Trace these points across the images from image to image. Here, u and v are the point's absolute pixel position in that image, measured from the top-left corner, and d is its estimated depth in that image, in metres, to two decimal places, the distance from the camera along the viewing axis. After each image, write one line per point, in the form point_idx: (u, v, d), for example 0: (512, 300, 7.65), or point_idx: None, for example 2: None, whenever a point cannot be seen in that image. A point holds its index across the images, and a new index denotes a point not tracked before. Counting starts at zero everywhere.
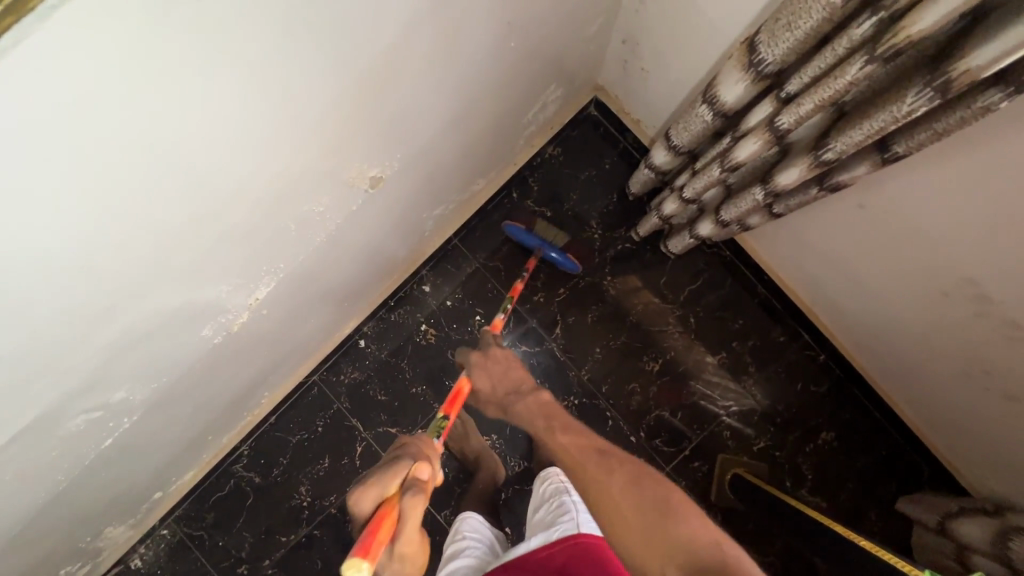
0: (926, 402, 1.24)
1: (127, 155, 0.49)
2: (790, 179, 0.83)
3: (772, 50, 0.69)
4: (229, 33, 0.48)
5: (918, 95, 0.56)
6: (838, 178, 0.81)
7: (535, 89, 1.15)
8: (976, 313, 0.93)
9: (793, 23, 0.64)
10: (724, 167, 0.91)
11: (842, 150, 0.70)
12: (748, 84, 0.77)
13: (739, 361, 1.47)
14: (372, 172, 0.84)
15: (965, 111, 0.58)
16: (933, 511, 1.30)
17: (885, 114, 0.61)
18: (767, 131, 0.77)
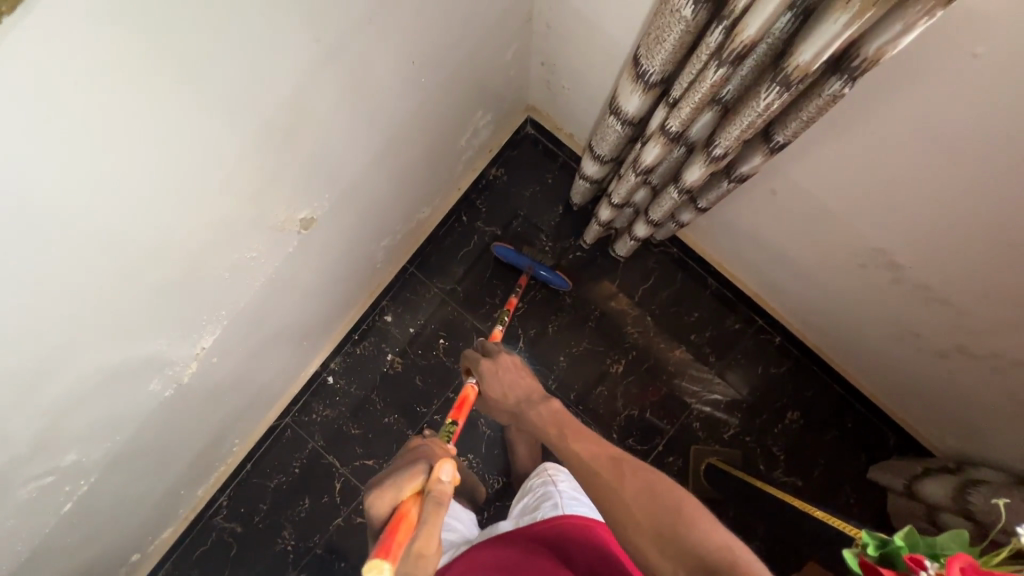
0: (875, 370, 1.28)
1: (45, 227, 0.53)
2: (696, 176, 0.88)
3: (650, 62, 0.75)
4: (131, 107, 0.52)
5: (771, 90, 0.62)
6: (739, 171, 0.86)
7: (463, 116, 1.20)
8: (893, 280, 0.99)
9: (661, 37, 0.70)
10: (638, 171, 0.97)
11: (729, 145, 0.76)
12: (641, 94, 0.83)
13: (699, 353, 1.51)
14: (301, 215, 0.87)
15: (818, 100, 0.63)
16: (900, 474, 1.34)
17: (750, 110, 0.67)
18: (664, 135, 0.83)
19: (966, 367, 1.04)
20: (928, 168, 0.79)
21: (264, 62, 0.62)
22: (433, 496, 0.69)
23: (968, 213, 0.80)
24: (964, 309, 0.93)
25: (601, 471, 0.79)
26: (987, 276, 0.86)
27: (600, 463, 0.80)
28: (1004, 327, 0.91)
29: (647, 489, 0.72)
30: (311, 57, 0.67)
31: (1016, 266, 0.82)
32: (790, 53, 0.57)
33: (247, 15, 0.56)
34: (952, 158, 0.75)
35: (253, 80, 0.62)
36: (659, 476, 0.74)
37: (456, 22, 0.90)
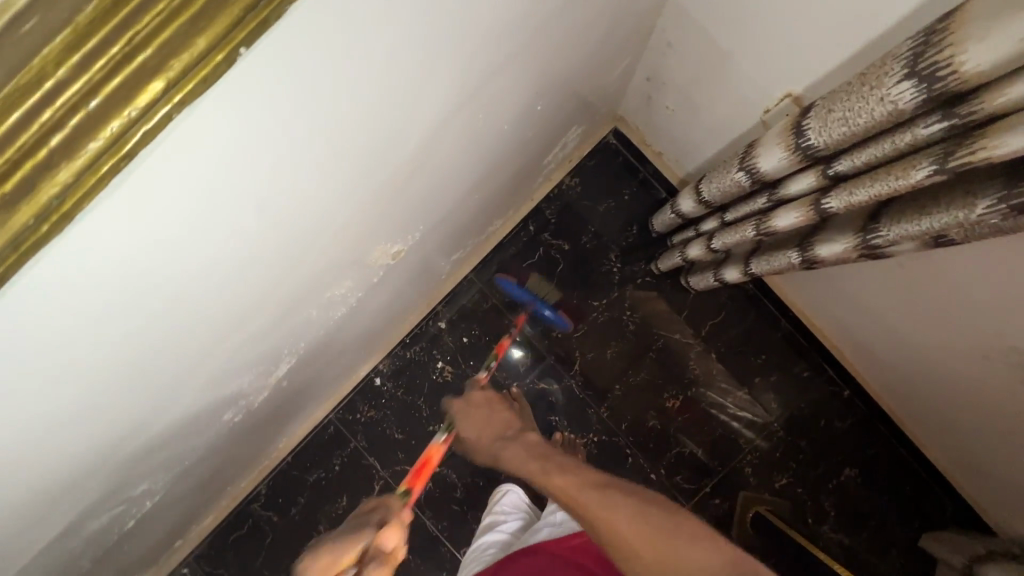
0: (957, 449, 1.21)
1: (165, 304, 0.47)
2: (832, 252, 0.79)
3: (822, 137, 0.66)
4: (271, 179, 0.45)
5: (990, 206, 0.52)
6: (884, 254, 0.77)
7: (557, 132, 1.10)
8: (1019, 379, 0.90)
9: (849, 117, 0.60)
10: (761, 230, 0.88)
11: (895, 238, 0.67)
12: (790, 160, 0.74)
13: (761, 397, 1.45)
14: (395, 249, 0.80)
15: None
16: (959, 551, 1.29)
17: (948, 216, 0.57)
18: (812, 207, 0.73)
19: None
20: None
21: (406, 109, 0.53)
22: None
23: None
24: None
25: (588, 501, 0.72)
26: None
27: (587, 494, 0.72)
28: None
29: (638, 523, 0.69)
30: (448, 100, 0.57)
31: None
32: None
33: (396, 63, 0.46)
34: None
35: (388, 133, 0.54)
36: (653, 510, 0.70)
37: (584, 47, 0.80)
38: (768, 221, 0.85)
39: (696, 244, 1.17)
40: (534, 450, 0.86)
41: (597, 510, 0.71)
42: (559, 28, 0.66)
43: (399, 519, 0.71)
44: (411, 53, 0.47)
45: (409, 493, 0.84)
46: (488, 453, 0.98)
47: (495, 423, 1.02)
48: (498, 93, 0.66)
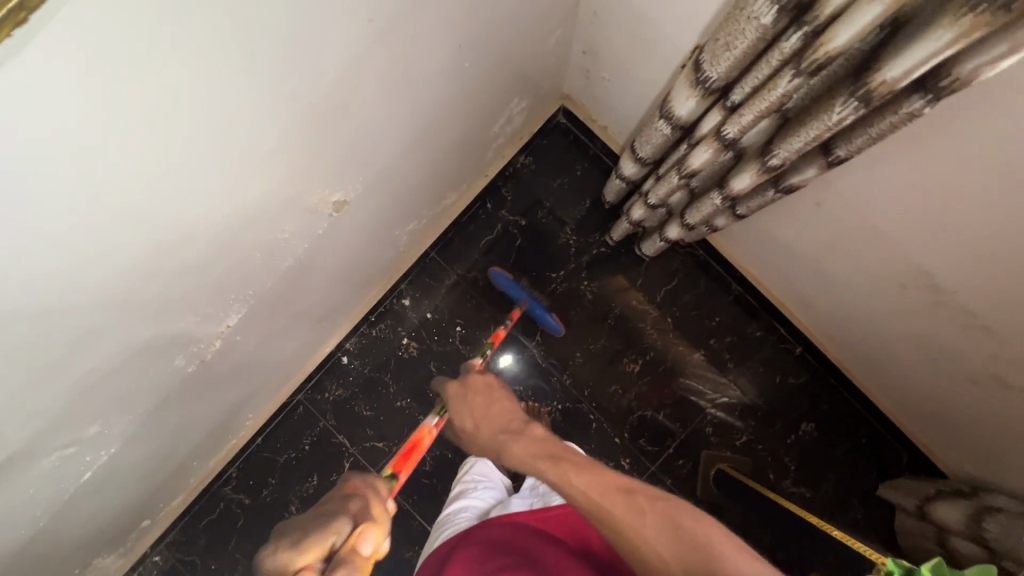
0: (897, 389, 1.27)
1: (96, 205, 0.51)
2: (743, 185, 0.85)
3: (715, 69, 0.72)
4: (190, 86, 0.50)
5: (846, 103, 0.59)
6: (790, 183, 0.84)
7: (500, 102, 1.16)
8: (933, 302, 0.96)
9: (730, 45, 0.67)
10: (682, 174, 0.93)
11: (786, 157, 0.73)
12: (696, 100, 0.80)
13: (717, 358, 1.50)
14: (335, 198, 0.86)
15: (893, 116, 0.60)
16: (912, 494, 1.33)
17: (819, 123, 0.64)
18: (716, 139, 0.79)
19: (996, 397, 1.02)
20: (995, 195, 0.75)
21: (321, 36, 0.59)
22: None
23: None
24: (1009, 343, 0.91)
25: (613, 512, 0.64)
26: None
27: (613, 503, 0.64)
28: None
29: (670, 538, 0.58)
30: (363, 33, 0.64)
31: None
32: (876, 65, 0.54)
33: None
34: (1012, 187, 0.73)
35: (304, 59, 0.59)
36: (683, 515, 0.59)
37: (506, 5, 0.86)
38: (686, 163, 0.91)
39: (636, 205, 1.23)
40: (538, 445, 0.85)
41: (619, 515, 0.63)
42: None
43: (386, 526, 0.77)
44: None
45: (394, 478, 0.94)
46: (487, 444, 0.97)
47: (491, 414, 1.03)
48: (417, 37, 0.73)
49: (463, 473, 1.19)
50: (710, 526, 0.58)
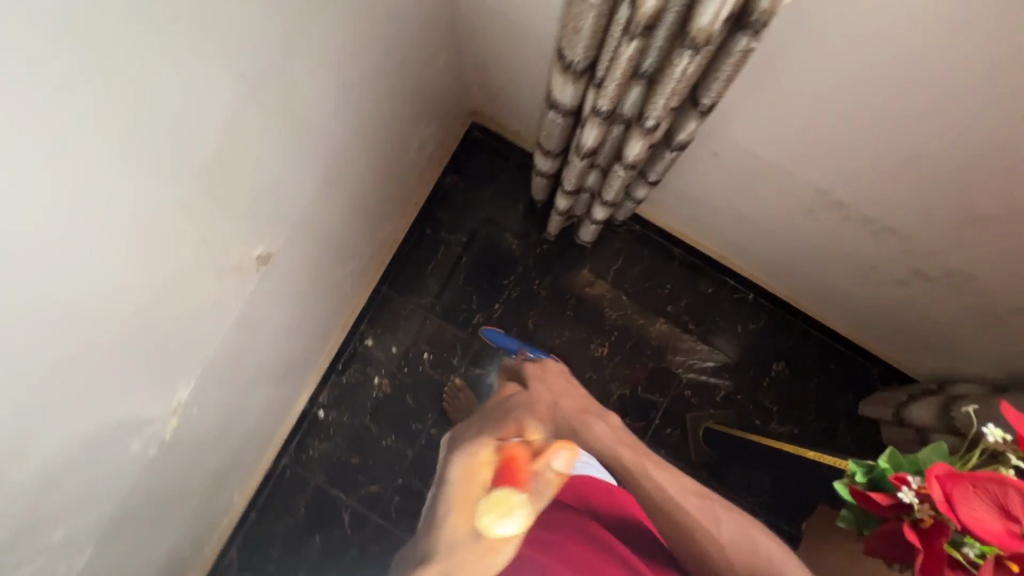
0: (844, 309, 1.33)
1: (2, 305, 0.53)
2: (637, 152, 0.91)
3: (574, 53, 0.78)
4: (72, 176, 0.54)
5: (684, 56, 0.65)
6: (678, 140, 0.89)
7: (407, 129, 1.21)
8: (839, 219, 1.02)
9: (578, 29, 0.73)
10: (583, 155, 0.99)
11: (660, 116, 0.79)
12: (572, 85, 0.86)
13: (678, 323, 1.54)
14: (256, 252, 0.88)
15: (732, 58, 0.67)
16: (888, 404, 1.38)
17: (672, 79, 0.70)
18: (598, 116, 0.85)
19: (923, 291, 1.08)
20: (851, 107, 0.81)
21: (192, 101, 0.63)
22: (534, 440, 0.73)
23: (900, 148, 0.82)
24: (914, 239, 0.96)
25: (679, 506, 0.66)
26: (919, 205, 0.90)
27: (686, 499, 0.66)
28: (950, 252, 0.94)
29: (723, 527, 0.63)
30: (234, 91, 0.67)
31: (938, 195, 0.86)
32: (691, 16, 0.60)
33: (158, 57, 0.56)
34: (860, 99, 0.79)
35: (180, 125, 0.63)
36: (718, 504, 0.66)
37: (378, 39, 0.91)
38: (582, 145, 0.96)
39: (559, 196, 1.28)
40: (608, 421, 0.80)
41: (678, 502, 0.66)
42: (329, 18, 0.77)
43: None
44: (172, 50, 0.57)
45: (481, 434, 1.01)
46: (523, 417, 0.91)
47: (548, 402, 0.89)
48: (292, 83, 0.77)
49: None
50: (739, 516, 0.65)
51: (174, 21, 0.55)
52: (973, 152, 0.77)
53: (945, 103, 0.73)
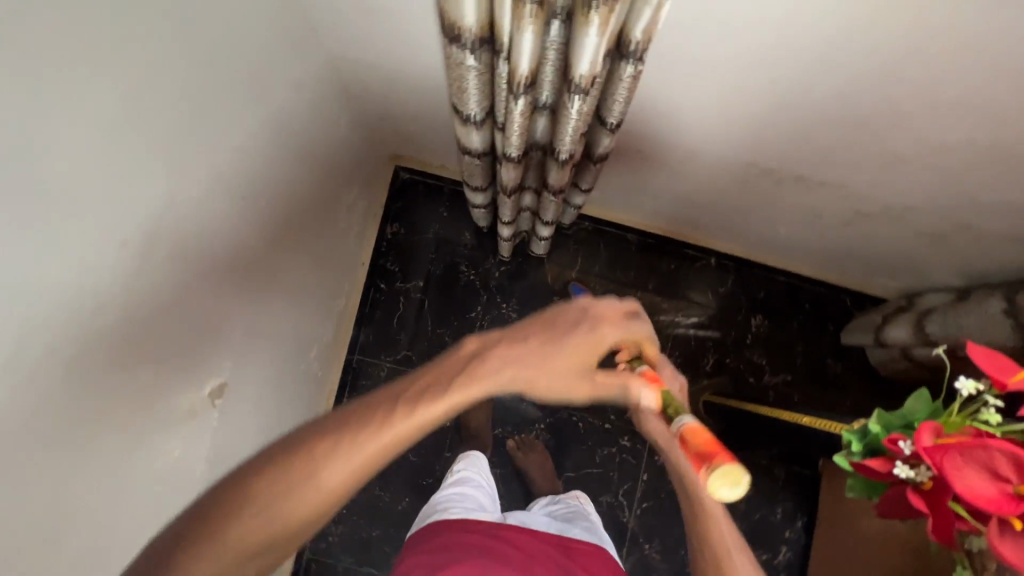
0: (802, 254, 1.35)
1: None
2: (561, 178, 0.88)
3: (468, 109, 0.75)
4: None
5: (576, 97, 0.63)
6: (598, 155, 0.87)
7: (329, 202, 1.16)
8: (774, 182, 1.02)
9: (465, 89, 0.70)
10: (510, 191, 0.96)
11: (572, 146, 0.76)
12: (477, 134, 0.83)
13: (652, 306, 1.54)
14: (206, 388, 0.84)
15: (625, 83, 0.64)
16: (867, 330, 1.40)
17: (571, 116, 0.67)
18: (511, 159, 0.82)
19: (870, 227, 1.09)
20: (752, 89, 0.80)
21: (85, 286, 0.58)
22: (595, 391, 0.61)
23: (811, 118, 0.82)
24: (848, 189, 0.98)
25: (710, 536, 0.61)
26: (846, 157, 0.90)
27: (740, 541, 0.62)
28: (885, 194, 0.96)
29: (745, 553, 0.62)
30: (122, 256, 0.63)
31: (862, 146, 0.86)
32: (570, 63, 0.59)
33: (20, 262, 0.51)
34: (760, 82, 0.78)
35: (78, 313, 0.58)
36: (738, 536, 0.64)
37: (267, 135, 0.87)
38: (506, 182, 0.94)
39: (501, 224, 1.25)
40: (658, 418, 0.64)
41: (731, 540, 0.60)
42: (203, 141, 0.72)
43: (388, 418, 0.53)
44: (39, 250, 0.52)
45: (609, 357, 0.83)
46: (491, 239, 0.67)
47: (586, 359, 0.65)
48: (184, 219, 0.72)
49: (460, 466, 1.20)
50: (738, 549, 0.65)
51: (22, 225, 0.50)
52: (882, 111, 0.77)
53: (842, 75, 0.72)
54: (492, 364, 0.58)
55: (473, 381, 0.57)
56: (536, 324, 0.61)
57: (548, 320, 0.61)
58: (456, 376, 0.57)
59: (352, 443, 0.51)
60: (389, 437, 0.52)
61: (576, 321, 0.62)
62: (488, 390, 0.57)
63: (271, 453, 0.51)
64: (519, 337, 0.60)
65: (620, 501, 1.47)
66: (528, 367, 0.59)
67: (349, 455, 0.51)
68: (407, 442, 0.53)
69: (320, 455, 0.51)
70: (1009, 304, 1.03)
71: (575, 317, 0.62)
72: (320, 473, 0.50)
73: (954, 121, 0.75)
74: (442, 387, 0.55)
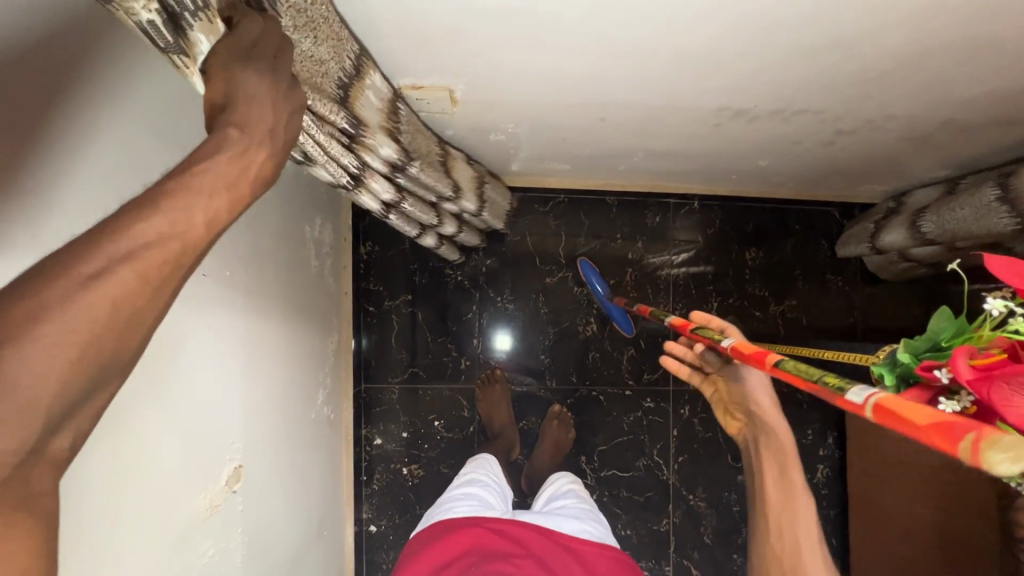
0: (787, 179, 1.31)
1: None
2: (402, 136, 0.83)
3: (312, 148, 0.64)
4: None
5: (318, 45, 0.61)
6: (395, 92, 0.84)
7: (297, 243, 1.09)
8: (748, 120, 0.97)
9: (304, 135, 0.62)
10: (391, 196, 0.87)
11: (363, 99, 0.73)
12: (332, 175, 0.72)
13: (646, 264, 1.51)
14: (223, 478, 0.79)
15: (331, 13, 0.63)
16: (861, 238, 1.38)
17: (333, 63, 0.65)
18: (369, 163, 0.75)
19: (852, 142, 1.05)
20: (714, 39, 0.74)
21: None
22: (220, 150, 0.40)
23: (777, 51, 0.76)
24: (824, 111, 0.93)
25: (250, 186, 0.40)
26: (822, 82, 0.85)
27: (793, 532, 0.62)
28: (863, 108, 0.92)
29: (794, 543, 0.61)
30: None
31: (839, 69, 0.81)
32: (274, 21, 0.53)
33: None
34: (725, 30, 0.71)
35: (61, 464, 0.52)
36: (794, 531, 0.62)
37: None
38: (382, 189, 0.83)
39: (428, 235, 1.16)
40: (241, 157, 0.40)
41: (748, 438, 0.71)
42: None
43: (103, 256, 0.33)
44: None
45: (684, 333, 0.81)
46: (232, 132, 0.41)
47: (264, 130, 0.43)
48: None
49: (472, 465, 1.19)
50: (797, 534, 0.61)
51: None
52: (851, 33, 0.71)
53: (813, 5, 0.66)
54: (202, 170, 0.37)
55: (206, 194, 0.37)
56: (224, 129, 0.40)
57: (240, 121, 0.41)
58: (178, 190, 0.36)
59: (85, 299, 0.32)
60: (117, 291, 0.33)
61: (252, 109, 0.42)
62: (223, 209, 0.38)
63: (47, 271, 0.32)
64: (225, 139, 0.40)
65: (657, 460, 1.48)
66: (243, 165, 0.40)
67: (80, 312, 0.32)
68: (148, 300, 0.34)
69: (40, 354, 0.30)
70: (1002, 190, 0.99)
71: (230, 95, 0.42)
72: (50, 350, 0.31)
73: (935, 28, 0.70)
74: (167, 206, 0.35)
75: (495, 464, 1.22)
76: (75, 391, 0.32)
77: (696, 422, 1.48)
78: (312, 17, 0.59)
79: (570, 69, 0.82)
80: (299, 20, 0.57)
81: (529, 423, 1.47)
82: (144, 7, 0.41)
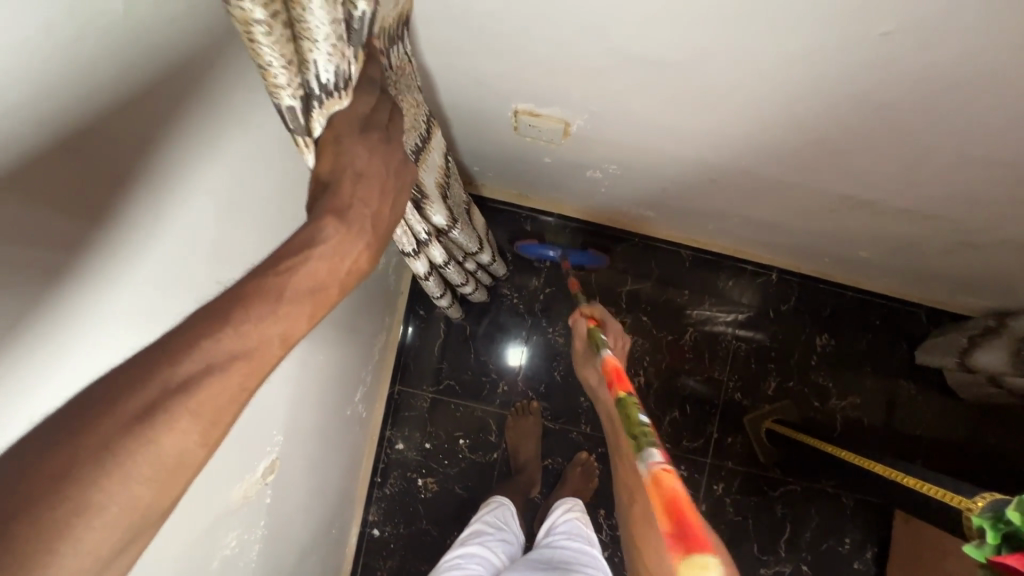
0: (882, 274, 1.23)
1: None
2: (451, 206, 0.80)
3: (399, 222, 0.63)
4: None
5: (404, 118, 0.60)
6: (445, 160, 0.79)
7: None
8: (871, 214, 0.91)
9: None
10: (441, 263, 0.86)
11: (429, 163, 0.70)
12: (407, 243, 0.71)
13: (709, 328, 1.45)
14: (259, 473, 0.78)
15: (403, 73, 0.59)
16: (950, 350, 1.27)
17: (411, 134, 0.63)
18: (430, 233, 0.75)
19: (974, 255, 0.97)
20: (870, 128, 0.68)
21: None
22: (323, 230, 0.40)
23: (934, 153, 0.71)
24: (959, 220, 0.86)
25: (330, 293, 0.39)
26: (972, 193, 0.78)
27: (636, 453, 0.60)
28: (1006, 228, 0.84)
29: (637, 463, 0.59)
30: None
31: (996, 183, 0.74)
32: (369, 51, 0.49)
33: None
34: (885, 121, 0.66)
35: None
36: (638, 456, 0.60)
37: None
38: (433, 257, 0.82)
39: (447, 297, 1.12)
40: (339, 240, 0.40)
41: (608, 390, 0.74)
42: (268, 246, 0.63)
43: (158, 385, 0.30)
44: None
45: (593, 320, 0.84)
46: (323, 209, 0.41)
47: (367, 194, 0.44)
48: None
49: (484, 511, 1.16)
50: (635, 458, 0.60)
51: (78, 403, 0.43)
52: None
53: (1003, 111, 0.60)
54: (290, 270, 0.37)
55: (283, 304, 0.35)
56: (322, 216, 0.40)
57: (338, 208, 0.41)
58: (255, 300, 0.34)
59: (127, 442, 0.28)
60: (196, 382, 0.31)
61: (356, 186, 0.43)
62: (301, 323, 0.36)
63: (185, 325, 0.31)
64: (322, 233, 0.40)
65: None
66: (332, 266, 0.40)
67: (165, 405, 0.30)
68: (228, 415, 0.32)
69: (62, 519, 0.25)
70: None
71: (336, 172, 0.43)
72: (72, 520, 0.26)
73: None
74: (243, 318, 0.33)
75: (506, 509, 1.17)
76: (96, 555, 0.27)
77: (729, 502, 1.39)
78: (401, 87, 0.59)
79: (701, 130, 0.78)
80: (396, 88, 0.56)
81: (554, 463, 1.42)
82: (291, 92, 0.40)
